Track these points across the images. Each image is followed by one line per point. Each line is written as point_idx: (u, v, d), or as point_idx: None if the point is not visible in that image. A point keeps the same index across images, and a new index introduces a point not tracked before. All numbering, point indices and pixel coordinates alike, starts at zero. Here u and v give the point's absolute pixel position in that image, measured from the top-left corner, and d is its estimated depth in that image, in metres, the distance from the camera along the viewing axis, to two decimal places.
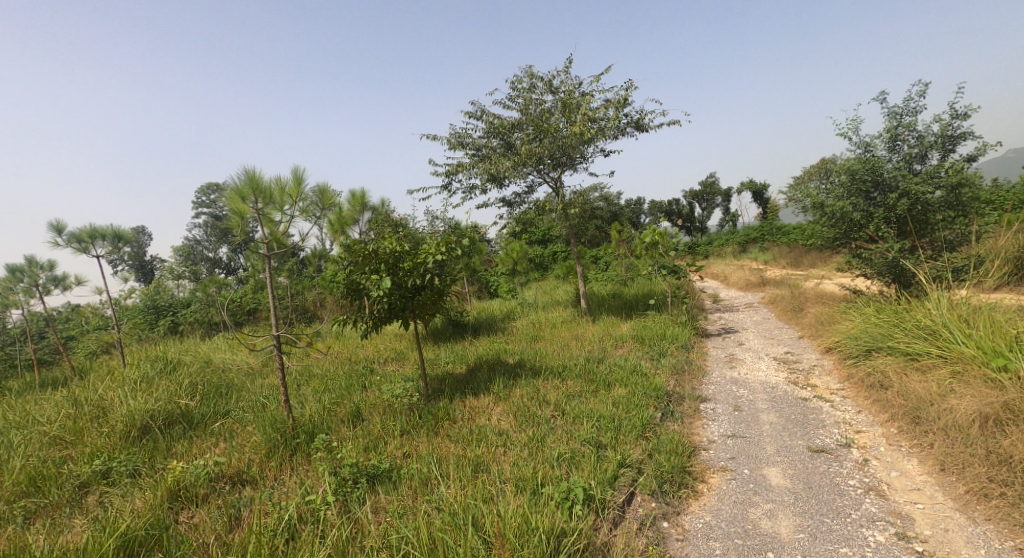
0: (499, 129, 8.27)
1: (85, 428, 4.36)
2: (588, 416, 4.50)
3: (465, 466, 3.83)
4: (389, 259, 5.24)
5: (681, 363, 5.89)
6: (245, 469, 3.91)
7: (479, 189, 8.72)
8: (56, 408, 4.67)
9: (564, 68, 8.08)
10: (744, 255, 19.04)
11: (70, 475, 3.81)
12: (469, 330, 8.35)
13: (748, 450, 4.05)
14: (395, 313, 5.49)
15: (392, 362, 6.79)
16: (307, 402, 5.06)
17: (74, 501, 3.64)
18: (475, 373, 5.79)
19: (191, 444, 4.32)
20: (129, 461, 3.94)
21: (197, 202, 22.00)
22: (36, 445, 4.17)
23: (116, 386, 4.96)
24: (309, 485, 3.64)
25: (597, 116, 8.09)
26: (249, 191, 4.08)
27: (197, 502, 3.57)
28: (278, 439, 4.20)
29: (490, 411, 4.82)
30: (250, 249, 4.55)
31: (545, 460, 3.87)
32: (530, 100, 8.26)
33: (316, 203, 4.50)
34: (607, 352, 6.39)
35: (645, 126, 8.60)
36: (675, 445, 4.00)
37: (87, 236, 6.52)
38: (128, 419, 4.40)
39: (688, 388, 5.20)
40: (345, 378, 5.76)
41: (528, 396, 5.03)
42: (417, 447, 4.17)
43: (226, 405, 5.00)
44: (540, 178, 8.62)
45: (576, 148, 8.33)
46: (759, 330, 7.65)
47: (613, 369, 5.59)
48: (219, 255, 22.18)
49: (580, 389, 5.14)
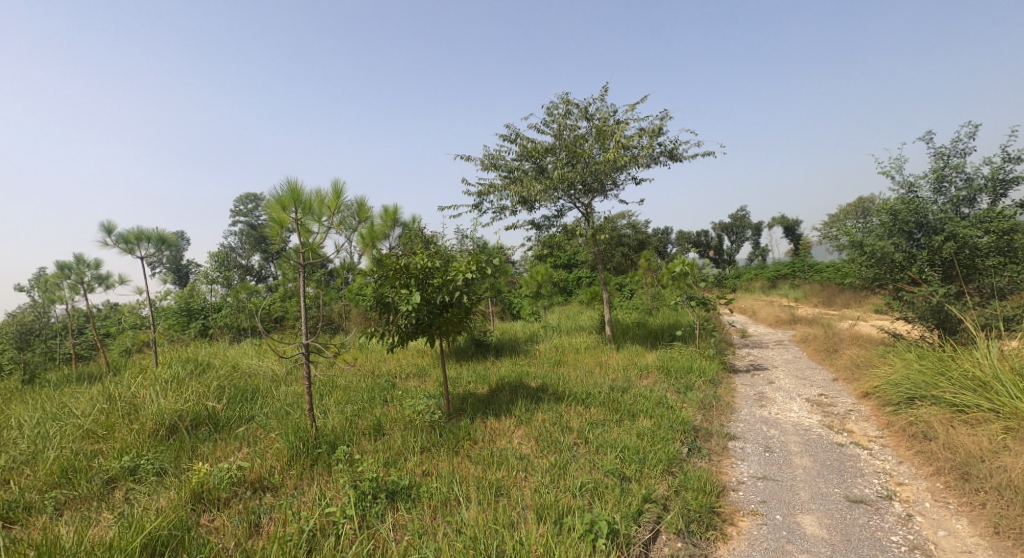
0: (532, 153, 8.36)
1: (116, 423, 4.47)
2: (612, 447, 4.40)
3: (486, 489, 3.78)
4: (420, 274, 5.32)
5: (709, 398, 5.72)
6: (267, 476, 3.93)
7: (509, 210, 8.80)
8: (90, 402, 4.81)
9: (600, 95, 8.18)
10: (774, 291, 18.60)
11: (99, 470, 3.89)
12: (491, 350, 8.33)
13: (779, 494, 3.88)
14: (422, 328, 5.50)
15: (413, 379, 6.79)
16: (329, 413, 5.09)
17: (101, 495, 3.69)
18: (497, 394, 5.75)
19: (215, 447, 4.38)
20: (156, 460, 4.01)
21: (237, 211, 22.93)
22: (69, 437, 4.29)
23: (148, 383, 5.09)
24: (329, 497, 3.63)
25: (631, 143, 8.13)
26: (290, 202, 4.21)
27: (219, 506, 3.59)
28: (300, 449, 4.23)
29: (512, 434, 4.76)
30: (285, 258, 4.66)
31: (568, 489, 3.78)
32: (564, 125, 8.36)
33: (353, 216, 4.62)
34: (631, 381, 6.25)
35: (679, 155, 8.59)
36: (703, 483, 3.87)
37: (134, 238, 6.81)
38: (157, 418, 4.51)
39: (716, 425, 5.05)
40: (367, 391, 5.79)
41: (551, 420, 4.96)
42: (437, 465, 4.14)
43: (250, 410, 5.07)
44: (571, 203, 8.66)
45: (608, 175, 8.36)
46: (790, 369, 7.40)
47: (637, 399, 5.48)
48: (251, 263, 22.87)
49: (604, 418, 5.04)
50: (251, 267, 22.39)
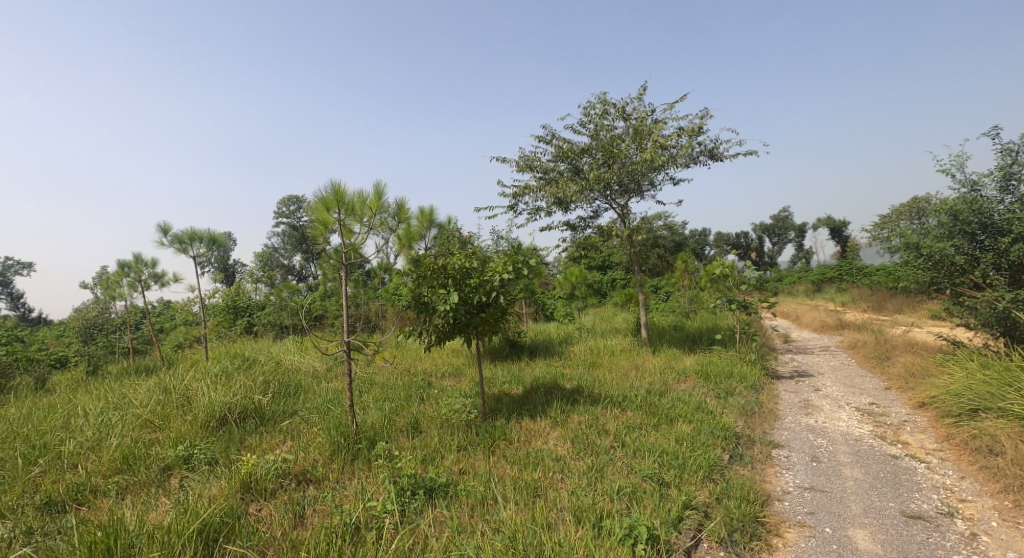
0: (568, 154, 8.31)
1: (171, 414, 4.71)
2: (649, 451, 4.33)
3: (522, 489, 3.78)
4: (457, 274, 5.39)
5: (750, 404, 5.55)
6: (311, 469, 4.05)
7: (544, 211, 8.79)
8: (148, 393, 5.07)
9: (637, 94, 8.08)
10: (820, 294, 17.88)
11: (157, 458, 4.09)
12: (526, 351, 8.33)
13: (829, 506, 3.73)
14: (459, 328, 5.56)
15: (449, 378, 6.87)
16: (368, 409, 5.20)
17: (159, 481, 3.88)
18: (532, 395, 5.75)
19: (262, 439, 4.55)
20: (208, 450, 4.20)
21: (280, 213, 23.80)
22: (129, 425, 4.54)
23: (200, 377, 5.34)
24: (370, 491, 3.71)
25: (669, 143, 8.00)
26: (334, 202, 4.34)
27: (266, 496, 3.73)
28: (341, 443, 4.34)
29: (547, 435, 4.75)
30: (328, 257, 4.80)
31: (605, 492, 3.74)
32: (601, 125, 8.29)
33: (393, 217, 4.71)
34: (669, 385, 6.12)
35: (719, 154, 8.39)
36: (745, 492, 3.76)
37: (188, 238, 7.15)
38: (209, 410, 4.73)
39: (758, 432, 4.89)
40: (404, 389, 5.90)
41: (586, 423, 4.93)
42: (473, 464, 4.17)
43: (293, 405, 5.24)
44: (607, 204, 8.57)
45: (645, 175, 8.24)
46: (837, 377, 7.09)
47: (675, 403, 5.38)
48: (292, 263, 23.66)
49: (641, 422, 4.97)
50: (292, 267, 23.17)
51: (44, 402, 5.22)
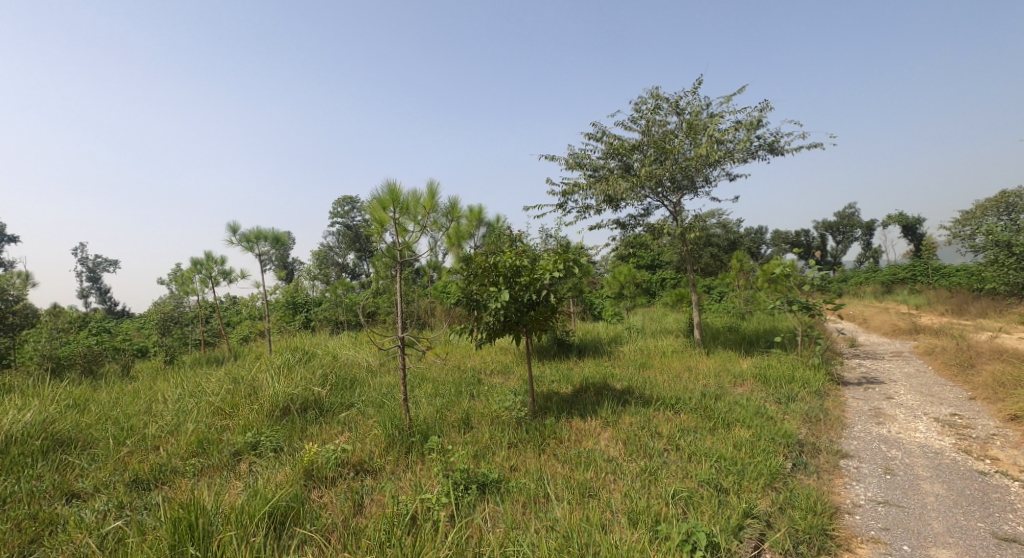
0: (619, 150, 8.16)
1: (240, 403, 4.99)
2: (706, 456, 4.19)
3: (575, 489, 3.76)
4: (508, 272, 5.41)
5: (814, 410, 5.28)
6: (368, 459, 4.18)
7: (594, 209, 8.67)
8: (218, 383, 5.40)
9: (692, 88, 7.84)
10: (890, 296, 16.73)
11: (228, 443, 4.35)
12: (574, 351, 8.26)
13: (906, 522, 3.49)
14: (509, 326, 5.58)
15: (498, 375, 6.93)
16: (420, 404, 5.32)
17: (230, 465, 4.12)
18: (581, 395, 5.70)
19: (322, 429, 4.74)
20: (274, 438, 4.42)
21: (335, 213, 24.78)
22: (203, 412, 4.84)
23: (264, 369, 5.64)
24: (424, 483, 3.79)
25: (725, 138, 7.72)
26: (390, 202, 4.46)
27: (327, 484, 3.88)
28: (396, 436, 4.46)
29: (598, 435, 4.69)
30: (383, 255, 4.93)
31: (660, 496, 3.66)
32: (653, 121, 8.09)
33: (446, 216, 4.79)
34: (724, 389, 5.91)
35: (779, 149, 8.01)
36: (811, 503, 3.59)
37: (254, 237, 7.55)
38: (273, 400, 4.99)
39: (824, 440, 4.64)
40: (454, 385, 5.99)
41: (638, 424, 4.83)
42: (524, 462, 4.19)
43: (350, 398, 5.44)
44: (659, 201, 8.36)
45: (700, 171, 7.98)
46: (911, 384, 6.61)
47: (733, 407, 5.19)
48: (346, 261, 24.55)
49: (696, 425, 4.82)
50: (346, 266, 24.03)
51: (128, 388, 5.65)
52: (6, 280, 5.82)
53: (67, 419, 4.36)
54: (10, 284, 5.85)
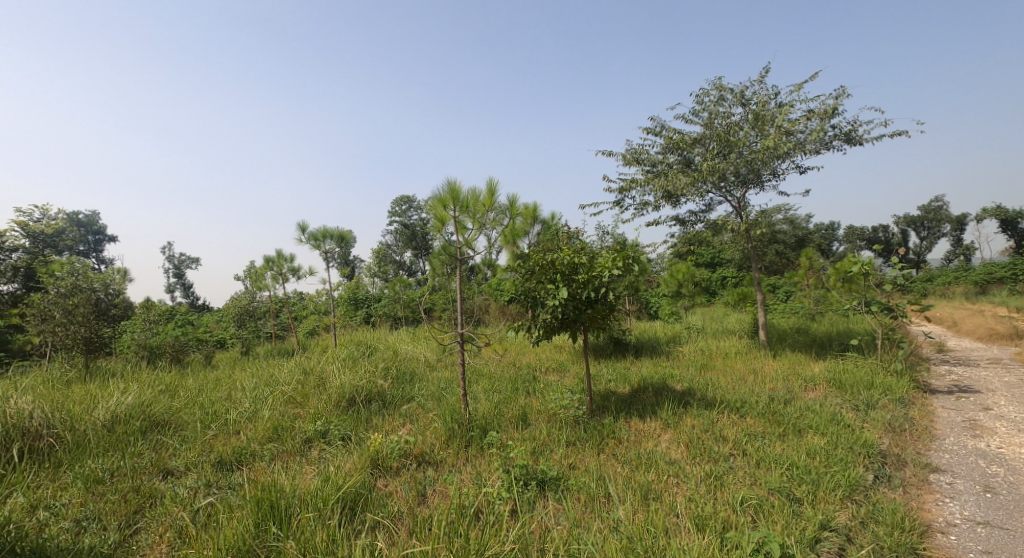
0: (679, 145, 7.89)
1: (310, 393, 5.26)
2: (776, 463, 3.99)
3: (636, 490, 3.68)
4: (566, 270, 5.37)
5: (898, 419, 4.89)
6: (429, 451, 4.29)
7: (653, 205, 8.44)
8: (289, 374, 5.71)
9: (759, 78, 7.45)
10: (985, 297, 15.24)
11: (300, 431, 4.58)
12: (631, 351, 8.08)
13: (1011, 547, 3.17)
14: (567, 324, 5.52)
15: (553, 373, 6.90)
16: (478, 399, 5.39)
17: (302, 451, 4.34)
18: (640, 395, 5.57)
19: (385, 420, 4.90)
20: (342, 427, 4.63)
21: (393, 213, 25.56)
22: (277, 400, 5.13)
23: (331, 362, 5.91)
24: (484, 478, 3.83)
25: (796, 128, 7.29)
26: (450, 200, 4.55)
27: (392, 473, 4.01)
28: (455, 430, 4.55)
29: (658, 437, 4.57)
30: (442, 253, 5.02)
31: (728, 502, 3.52)
32: (716, 113, 7.77)
33: (505, 213, 4.81)
34: (794, 393, 5.59)
35: (857, 138, 7.47)
36: (897, 518, 3.34)
37: (321, 236, 7.92)
38: (340, 392, 5.22)
39: (910, 452, 4.29)
40: (511, 382, 6.01)
41: (701, 427, 4.66)
42: (583, 460, 4.14)
43: (411, 391, 5.59)
44: (722, 196, 8.01)
45: (767, 164, 7.57)
46: (1012, 395, 5.99)
47: (804, 413, 4.90)
48: (404, 259, 25.29)
49: (764, 430, 4.59)
50: (403, 263, 24.74)
51: (211, 377, 6.09)
52: (108, 276, 6.47)
53: (161, 403, 4.75)
54: (111, 279, 6.49)
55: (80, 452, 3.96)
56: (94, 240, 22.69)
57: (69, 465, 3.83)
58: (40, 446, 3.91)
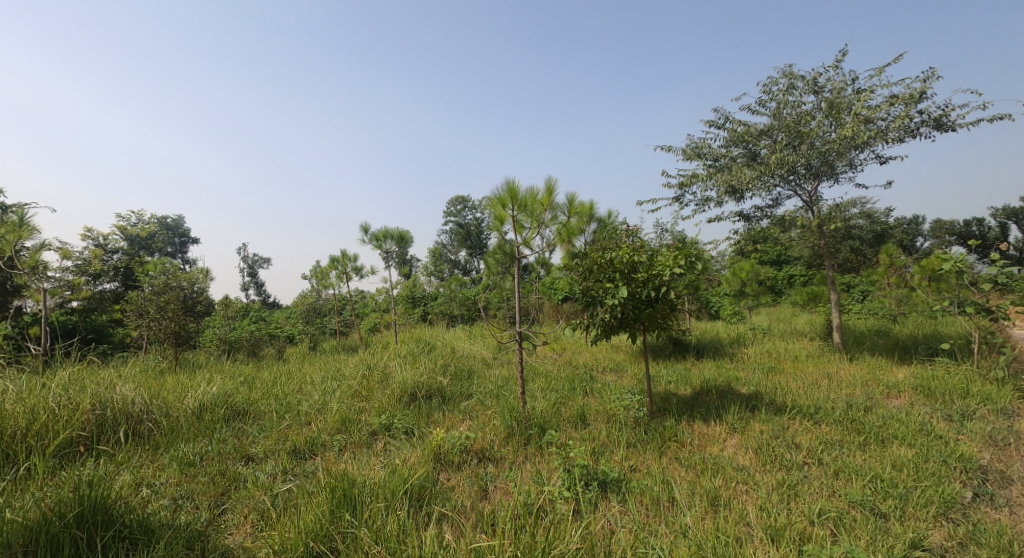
0: (744, 137, 7.53)
1: (374, 388, 5.44)
2: (857, 474, 3.72)
3: (703, 496, 3.55)
4: (626, 268, 5.25)
5: (1000, 432, 4.42)
6: (489, 448, 4.33)
7: (715, 201, 8.10)
8: (354, 369, 5.94)
9: (834, 63, 6.96)
10: None
11: (365, 425, 4.75)
12: (692, 351, 7.81)
13: None
14: (625, 324, 5.40)
15: (611, 373, 6.78)
16: (536, 398, 5.38)
17: (368, 443, 4.50)
18: (703, 398, 5.36)
19: (445, 416, 5.00)
20: (404, 421, 4.76)
21: (448, 213, 26.06)
22: (344, 393, 5.35)
23: (392, 359, 6.09)
24: (545, 476, 3.82)
25: (876, 115, 6.74)
26: (509, 200, 4.57)
27: (453, 467, 4.08)
28: (514, 427, 4.56)
29: (725, 442, 4.39)
30: (499, 252, 5.04)
31: (804, 514, 3.33)
32: (785, 102, 7.34)
33: (563, 212, 4.77)
34: (875, 400, 5.19)
35: (948, 124, 6.83)
36: (1003, 542, 3.05)
37: (382, 236, 8.20)
38: (402, 388, 5.37)
39: (1016, 469, 3.87)
40: (567, 381, 5.95)
41: (771, 433, 4.42)
42: (645, 463, 4.04)
43: (469, 388, 5.66)
44: (791, 190, 7.57)
45: (843, 155, 7.07)
46: None
47: (888, 422, 4.53)
48: (459, 259, 25.71)
49: (841, 438, 4.30)
50: (458, 263, 25.15)
51: (283, 370, 6.44)
52: (194, 275, 6.98)
53: (241, 393, 5.07)
54: (197, 279, 7.01)
55: (174, 436, 4.29)
56: (179, 243, 24.64)
57: (165, 447, 4.16)
58: (141, 429, 4.28)
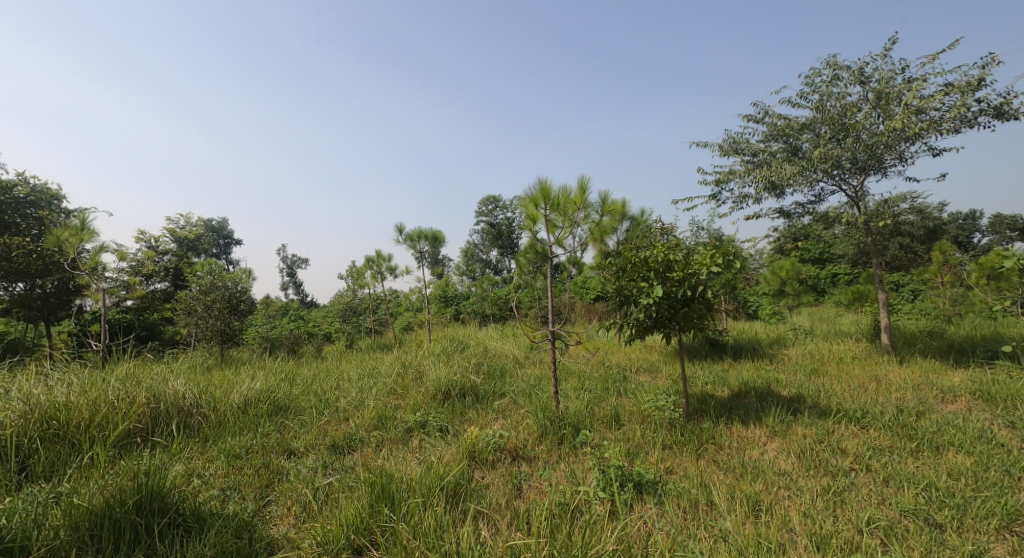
0: (785, 131, 7.29)
1: (409, 386, 5.52)
2: (909, 482, 3.56)
3: (744, 500, 3.46)
4: (660, 267, 5.16)
5: None
6: (523, 446, 4.33)
7: (753, 198, 7.87)
8: (389, 367, 6.06)
9: (882, 52, 6.64)
10: None
11: (401, 422, 4.82)
12: (729, 352, 7.62)
13: None
14: (660, 323, 5.30)
15: (645, 373, 6.68)
16: (569, 397, 5.35)
17: (404, 440, 4.57)
18: (742, 400, 5.22)
19: (479, 414, 5.03)
20: (439, 419, 4.82)
21: (479, 213, 26.21)
22: (380, 391, 5.46)
23: (426, 358, 6.17)
24: (580, 476, 3.80)
25: (929, 105, 6.39)
26: (541, 199, 4.56)
27: (488, 465, 4.10)
28: (548, 427, 4.55)
29: (765, 445, 4.26)
30: (531, 251, 5.03)
31: (852, 522, 3.21)
32: (828, 94, 7.05)
33: (597, 211, 4.72)
34: (929, 405, 4.93)
35: (1009, 113, 6.42)
36: None
37: (416, 236, 8.32)
38: (436, 386, 5.43)
39: None
40: (601, 381, 5.90)
41: (814, 437, 4.27)
42: (682, 465, 3.96)
43: (502, 387, 5.68)
44: (835, 184, 7.27)
45: (892, 148, 6.75)
46: None
47: (943, 428, 4.31)
48: (490, 258, 25.82)
49: (891, 444, 4.10)
50: (490, 262, 25.27)
51: (322, 367, 6.62)
52: (238, 275, 7.26)
53: (282, 389, 5.24)
54: (240, 278, 7.28)
55: (222, 430, 4.48)
56: (224, 244, 25.68)
57: (213, 440, 4.34)
58: (191, 422, 4.48)
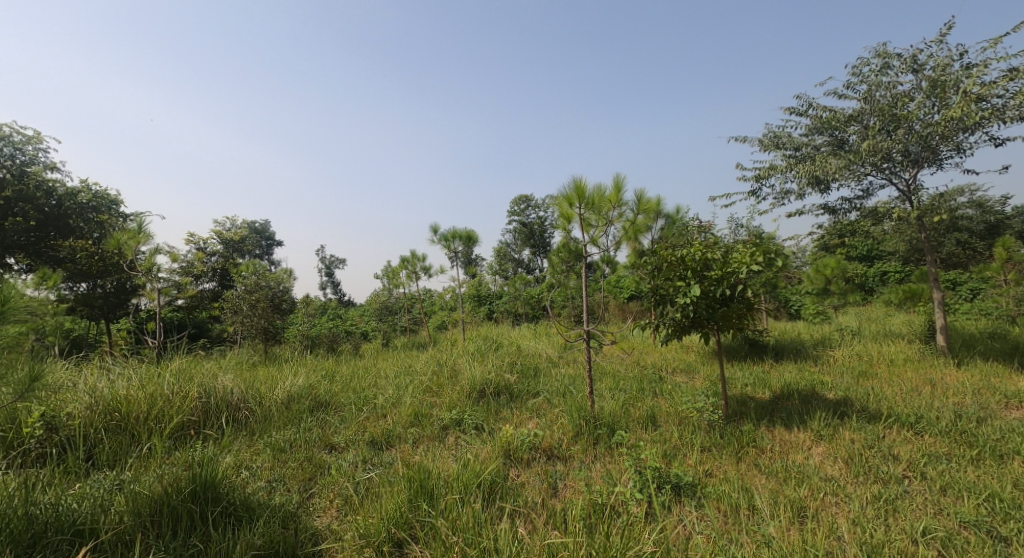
0: (830, 124, 7.00)
1: (444, 385, 5.59)
2: (968, 492, 3.37)
3: (788, 506, 3.35)
4: (698, 266, 5.05)
5: None
6: (557, 446, 4.32)
7: (796, 193, 7.60)
8: (424, 366, 6.15)
9: (937, 37, 6.29)
10: None
11: (437, 419, 4.89)
12: (770, 353, 7.38)
13: None
14: (697, 324, 5.18)
15: (682, 374, 6.55)
16: (605, 397, 5.31)
17: (440, 437, 4.63)
18: (785, 402, 5.05)
19: (513, 413, 5.05)
20: (474, 417, 4.86)
21: (512, 213, 26.27)
22: (416, 388, 5.55)
23: (460, 357, 6.23)
24: (616, 477, 3.76)
25: (989, 93, 6.02)
26: (576, 198, 4.54)
27: (522, 464, 4.11)
28: (583, 427, 4.52)
29: (810, 449, 4.11)
30: (565, 250, 5.01)
31: (906, 533, 3.06)
32: (877, 84, 6.73)
33: (632, 209, 4.66)
34: (991, 411, 4.64)
35: None
36: None
37: (450, 236, 8.41)
38: (470, 384, 5.48)
39: None
40: (636, 381, 5.82)
41: (864, 443, 4.09)
42: (722, 468, 3.87)
43: (536, 386, 5.69)
44: (885, 178, 6.94)
45: (948, 139, 6.39)
46: None
47: (1006, 435, 4.05)
48: (523, 258, 25.84)
49: (948, 451, 3.89)
50: (523, 261, 25.29)
51: (360, 365, 6.77)
52: (280, 276, 7.54)
53: (323, 386, 5.40)
54: (282, 279, 7.56)
55: (267, 424, 4.65)
56: (268, 245, 26.68)
57: (259, 434, 4.51)
58: (239, 416, 4.66)
